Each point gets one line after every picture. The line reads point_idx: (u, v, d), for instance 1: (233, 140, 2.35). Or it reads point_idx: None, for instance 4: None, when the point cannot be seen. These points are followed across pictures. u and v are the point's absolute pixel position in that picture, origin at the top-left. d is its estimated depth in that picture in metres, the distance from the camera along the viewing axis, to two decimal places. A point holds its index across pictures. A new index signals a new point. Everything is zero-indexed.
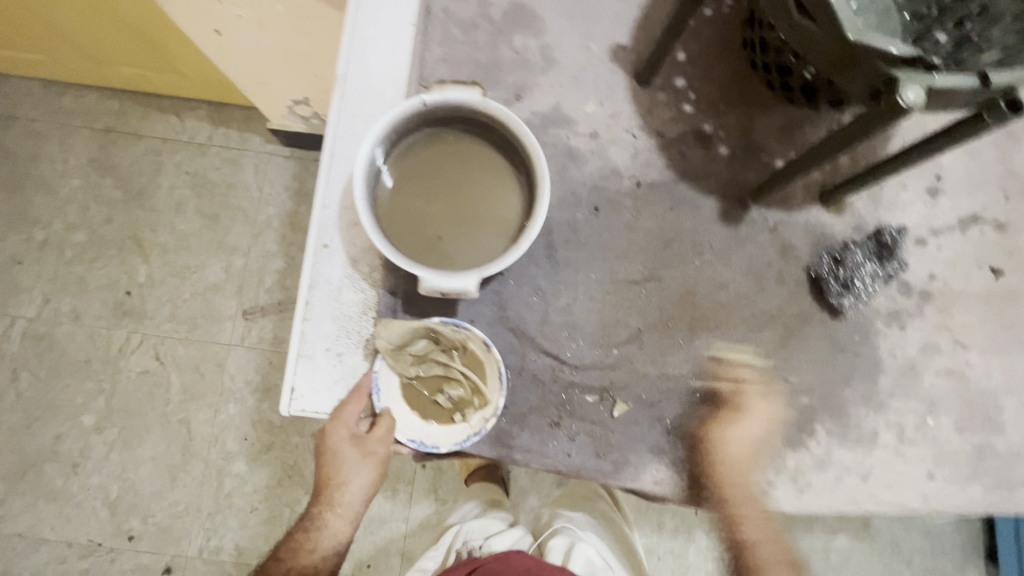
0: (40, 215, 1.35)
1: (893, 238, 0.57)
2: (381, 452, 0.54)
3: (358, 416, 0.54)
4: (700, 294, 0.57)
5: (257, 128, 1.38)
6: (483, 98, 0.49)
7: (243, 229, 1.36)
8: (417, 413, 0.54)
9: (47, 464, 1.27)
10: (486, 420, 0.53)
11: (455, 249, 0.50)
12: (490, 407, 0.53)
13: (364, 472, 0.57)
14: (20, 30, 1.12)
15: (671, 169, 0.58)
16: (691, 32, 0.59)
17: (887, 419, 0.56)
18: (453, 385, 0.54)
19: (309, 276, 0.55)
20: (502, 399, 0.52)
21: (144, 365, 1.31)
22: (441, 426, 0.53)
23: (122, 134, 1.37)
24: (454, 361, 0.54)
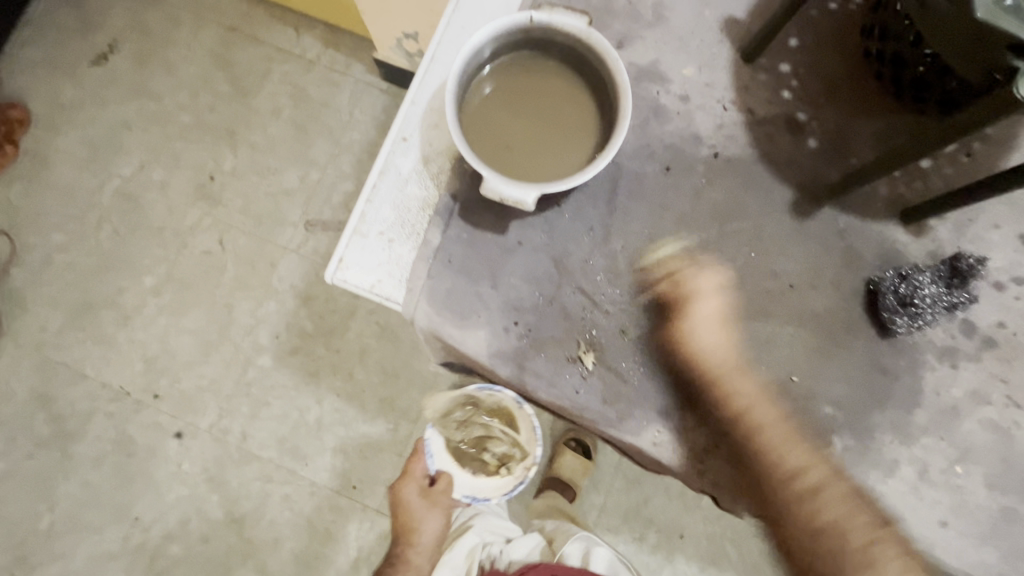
0: (157, 90, 1.47)
1: (970, 266, 0.54)
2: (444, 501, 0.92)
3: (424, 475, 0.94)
4: (748, 277, 0.56)
5: (363, 57, 1.45)
6: (587, 28, 0.51)
7: (325, 145, 1.43)
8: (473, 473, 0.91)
9: (104, 310, 1.39)
10: (526, 469, 0.89)
11: (523, 164, 0.52)
12: (528, 457, 0.89)
13: (434, 518, 0.92)
14: None
15: (753, 149, 0.57)
16: (809, 20, 0.58)
17: (911, 453, 0.53)
18: (495, 441, 0.91)
19: (383, 163, 0.58)
20: (536, 451, 0.89)
21: (207, 246, 1.41)
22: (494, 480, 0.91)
23: (244, 35, 1.47)
24: (492, 423, 0.89)
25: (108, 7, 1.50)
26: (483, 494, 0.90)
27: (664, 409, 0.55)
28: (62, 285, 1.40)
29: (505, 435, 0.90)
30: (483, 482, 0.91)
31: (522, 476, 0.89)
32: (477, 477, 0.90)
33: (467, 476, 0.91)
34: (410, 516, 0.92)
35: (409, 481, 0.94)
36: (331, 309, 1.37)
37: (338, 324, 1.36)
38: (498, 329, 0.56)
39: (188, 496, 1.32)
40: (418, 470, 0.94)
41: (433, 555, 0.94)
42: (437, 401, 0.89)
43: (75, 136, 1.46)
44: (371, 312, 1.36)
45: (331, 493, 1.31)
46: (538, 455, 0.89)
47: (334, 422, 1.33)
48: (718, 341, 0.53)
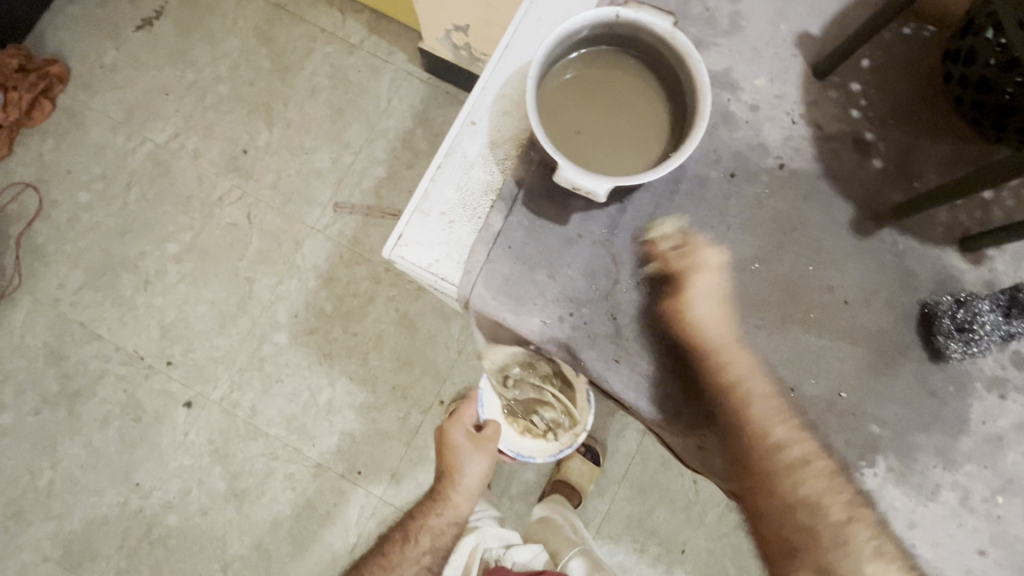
0: (198, 60, 1.48)
1: None
2: (489, 447, 0.85)
3: (470, 418, 0.87)
4: (804, 289, 0.56)
5: (406, 46, 1.46)
6: (671, 27, 0.51)
7: (360, 130, 1.43)
8: (515, 431, 0.83)
9: (125, 272, 1.39)
10: (576, 435, 0.78)
11: (595, 158, 0.53)
12: (580, 425, 0.77)
13: (479, 462, 0.86)
14: None
15: (818, 163, 0.58)
16: (883, 42, 0.58)
17: (955, 479, 0.53)
18: (546, 407, 0.77)
19: (449, 144, 0.59)
20: (589, 419, 0.76)
21: (234, 219, 1.41)
22: (536, 442, 0.82)
23: (290, 14, 1.48)
24: (548, 389, 0.75)
25: None
26: (526, 453, 0.82)
27: (710, 415, 0.55)
28: (84, 244, 1.40)
29: (559, 401, 0.76)
30: (527, 442, 0.82)
31: (570, 441, 0.79)
32: (522, 436, 0.82)
33: (512, 433, 0.83)
34: (451, 461, 0.88)
35: (452, 431, 0.87)
36: (351, 292, 1.36)
37: (358, 308, 1.36)
38: (550, 318, 0.56)
39: (192, 466, 1.31)
40: (465, 417, 0.88)
41: (472, 499, 0.90)
42: (493, 355, 0.69)
43: (112, 98, 1.47)
44: (392, 299, 1.36)
45: (335, 476, 1.30)
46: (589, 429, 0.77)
47: (345, 406, 1.32)
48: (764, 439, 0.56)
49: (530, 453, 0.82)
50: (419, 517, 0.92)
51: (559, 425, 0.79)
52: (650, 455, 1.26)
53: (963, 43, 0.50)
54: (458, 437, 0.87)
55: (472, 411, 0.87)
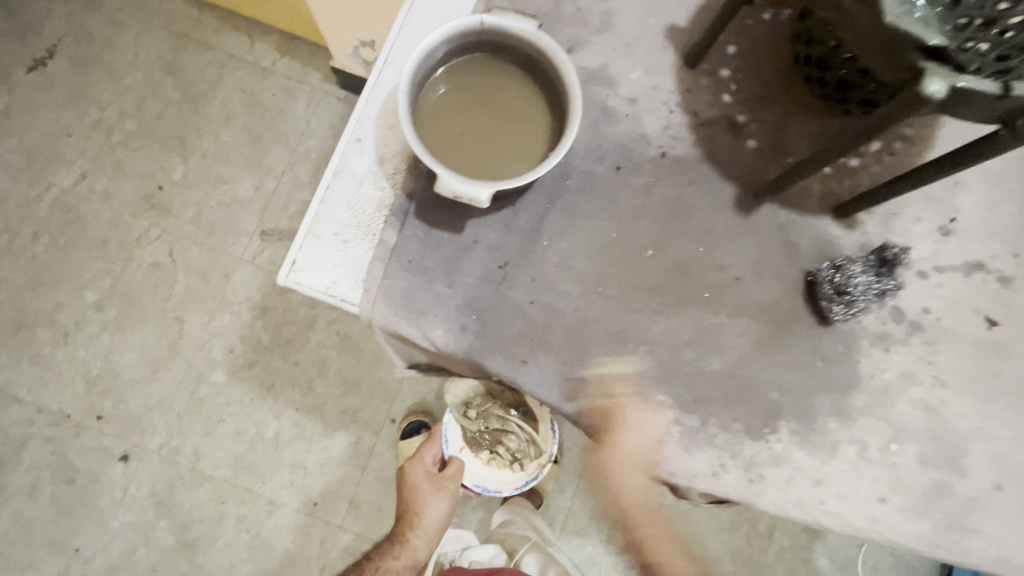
0: (100, 97, 1.41)
1: (895, 256, 0.57)
2: (451, 486, 0.91)
3: (431, 457, 0.92)
4: (696, 271, 0.58)
5: (320, 65, 1.43)
6: (536, 31, 0.52)
7: (281, 153, 1.40)
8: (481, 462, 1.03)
9: (41, 327, 1.31)
10: (540, 465, 1.01)
11: (476, 164, 0.53)
12: (544, 455, 0.99)
13: (439, 502, 0.89)
14: None
15: (697, 149, 0.60)
16: (745, 28, 0.61)
17: (852, 434, 0.56)
18: (510, 438, 0.97)
19: (336, 164, 0.58)
20: (552, 448, 0.99)
21: (156, 258, 1.35)
22: (501, 471, 1.03)
23: (195, 42, 1.43)
24: (511, 419, 0.92)
25: (44, 10, 1.43)
26: (494, 484, 1.03)
27: (621, 402, 0.56)
28: None
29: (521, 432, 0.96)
30: (495, 471, 1.04)
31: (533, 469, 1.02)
32: (489, 467, 1.03)
33: (479, 464, 1.03)
34: (412, 503, 0.88)
35: (412, 471, 0.90)
36: (289, 320, 1.33)
37: (297, 335, 1.32)
38: (454, 327, 0.56)
39: (136, 522, 1.25)
40: (425, 459, 0.91)
41: (432, 543, 0.88)
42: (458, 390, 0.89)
43: (8, 145, 1.38)
44: (332, 322, 1.33)
45: (292, 511, 1.26)
46: (548, 457, 0.99)
47: (294, 437, 1.29)
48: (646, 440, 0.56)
49: (496, 484, 1.03)
50: (374, 559, 0.87)
51: (525, 456, 1.01)
52: None
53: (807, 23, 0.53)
54: (416, 476, 0.90)
55: (433, 449, 0.92)
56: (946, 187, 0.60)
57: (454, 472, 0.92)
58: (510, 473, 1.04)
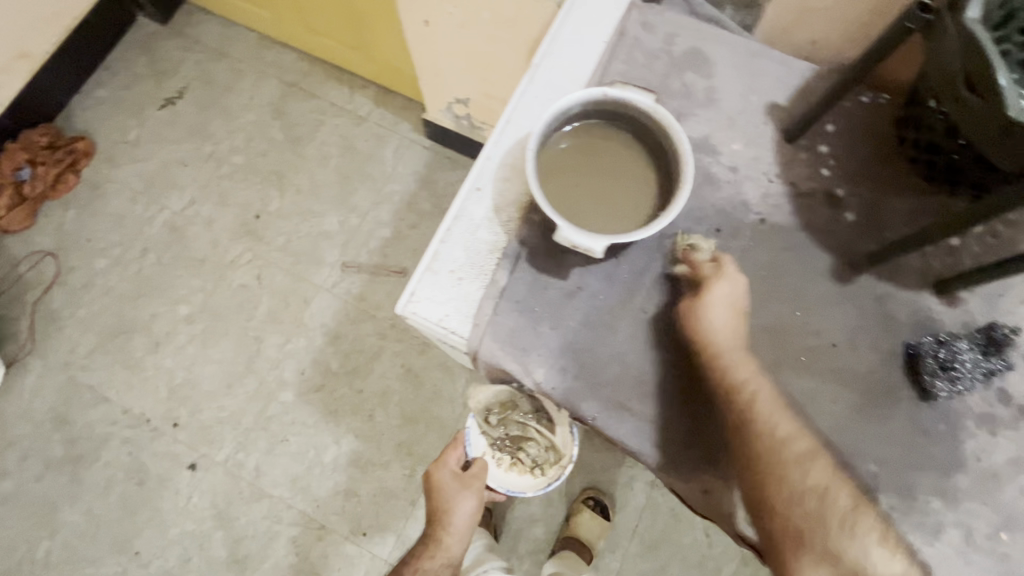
0: (215, 134, 1.58)
1: (1004, 336, 0.57)
2: (477, 484, 0.80)
3: (455, 460, 0.82)
4: (793, 334, 0.60)
5: (410, 117, 1.57)
6: (654, 104, 0.58)
7: (367, 193, 1.51)
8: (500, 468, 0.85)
9: (136, 335, 1.42)
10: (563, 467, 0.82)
11: (590, 218, 0.58)
12: (565, 458, 0.83)
13: (467, 500, 0.80)
14: None
15: (795, 217, 0.63)
16: (845, 110, 0.65)
17: (957, 517, 0.55)
18: (531, 443, 0.84)
19: (457, 209, 0.64)
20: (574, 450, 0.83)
21: (245, 280, 1.45)
22: (520, 475, 0.85)
23: (302, 91, 1.60)
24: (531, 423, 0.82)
25: (180, 58, 1.64)
26: (516, 489, 0.84)
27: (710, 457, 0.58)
28: (98, 309, 1.44)
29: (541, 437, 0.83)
30: (515, 477, 0.85)
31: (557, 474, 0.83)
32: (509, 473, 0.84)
33: (500, 471, 0.85)
34: (439, 504, 0.81)
35: (437, 473, 0.82)
36: (357, 349, 1.39)
37: (363, 364, 1.38)
38: (555, 368, 0.59)
39: (194, 532, 1.29)
40: (450, 461, 0.82)
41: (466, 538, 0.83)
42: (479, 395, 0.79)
43: (133, 171, 1.56)
44: (397, 355, 1.38)
45: (340, 539, 1.27)
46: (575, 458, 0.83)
47: (350, 464, 1.32)
48: (726, 301, 0.56)
49: (518, 487, 0.84)
50: (410, 561, 0.84)
51: (547, 462, 0.84)
52: (661, 507, 1.24)
53: (914, 109, 0.56)
54: (442, 478, 0.81)
55: (457, 453, 0.83)
56: None
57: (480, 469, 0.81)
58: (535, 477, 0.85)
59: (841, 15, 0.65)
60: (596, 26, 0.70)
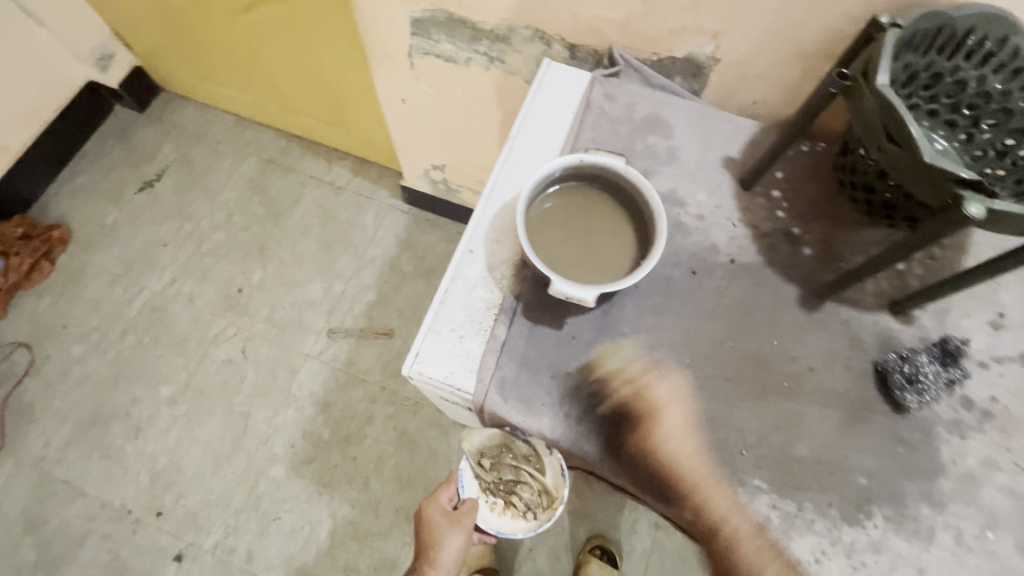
0: (195, 212, 1.61)
1: (958, 347, 0.64)
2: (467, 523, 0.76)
3: (448, 498, 0.81)
4: (774, 362, 0.65)
5: (388, 184, 1.63)
6: (624, 165, 0.64)
7: (350, 260, 1.55)
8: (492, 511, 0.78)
9: (115, 421, 1.38)
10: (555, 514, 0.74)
11: (578, 271, 0.63)
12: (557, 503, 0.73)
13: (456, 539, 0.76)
14: (245, 74, 1.46)
15: (760, 256, 0.69)
16: (790, 159, 0.74)
17: (946, 520, 0.58)
18: (523, 486, 0.75)
19: (453, 271, 0.68)
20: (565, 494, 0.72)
21: (229, 355, 1.44)
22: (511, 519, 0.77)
23: (281, 167, 1.66)
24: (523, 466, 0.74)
25: (158, 143, 1.69)
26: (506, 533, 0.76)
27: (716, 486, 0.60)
28: (75, 398, 1.40)
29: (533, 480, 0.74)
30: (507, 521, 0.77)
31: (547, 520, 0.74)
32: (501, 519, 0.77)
33: (492, 515, 0.78)
34: (428, 541, 0.78)
35: (428, 509, 0.80)
36: (348, 415, 1.38)
37: (356, 430, 1.36)
38: (559, 414, 0.62)
39: None
40: (443, 498, 0.81)
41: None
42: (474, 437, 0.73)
43: (111, 254, 1.56)
44: (389, 418, 1.37)
45: None
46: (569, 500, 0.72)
47: (348, 537, 1.27)
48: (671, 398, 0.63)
49: (509, 532, 0.76)
50: None
51: (539, 505, 0.75)
52: (667, 548, 1.24)
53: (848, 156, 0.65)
54: (433, 515, 0.79)
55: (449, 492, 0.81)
56: (988, 286, 0.68)
57: (468, 509, 0.77)
58: (527, 521, 0.75)
59: (775, 79, 0.75)
60: (564, 100, 0.79)
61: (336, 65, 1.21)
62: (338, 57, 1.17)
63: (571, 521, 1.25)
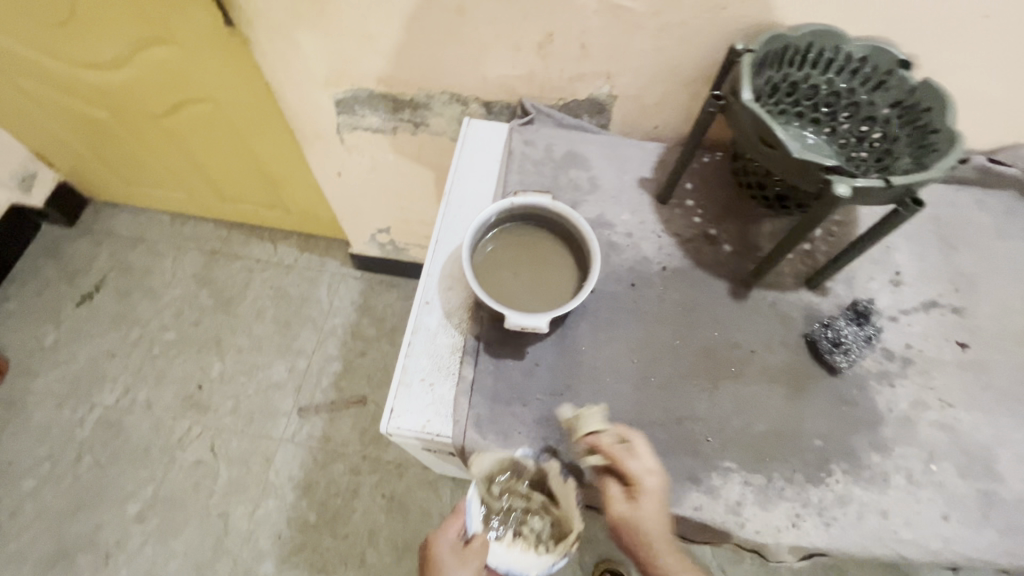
0: (141, 317, 1.57)
1: (867, 307, 0.72)
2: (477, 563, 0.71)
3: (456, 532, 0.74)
4: (720, 351, 0.71)
5: (337, 254, 1.66)
6: (552, 201, 0.71)
7: (310, 334, 1.55)
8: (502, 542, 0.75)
9: (80, 553, 1.28)
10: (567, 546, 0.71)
11: (529, 303, 0.68)
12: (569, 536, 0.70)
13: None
14: (176, 172, 1.47)
15: (688, 259, 0.77)
16: (694, 171, 0.83)
17: (896, 462, 0.65)
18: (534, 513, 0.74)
19: (413, 324, 0.72)
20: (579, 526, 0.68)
21: (198, 456, 1.39)
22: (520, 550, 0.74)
23: (225, 255, 1.66)
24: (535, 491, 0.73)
25: (93, 254, 1.66)
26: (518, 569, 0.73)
27: (694, 477, 0.63)
28: (31, 537, 1.30)
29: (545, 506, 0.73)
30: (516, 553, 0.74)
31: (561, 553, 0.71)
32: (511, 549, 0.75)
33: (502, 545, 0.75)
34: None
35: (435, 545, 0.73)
36: (333, 492, 1.34)
37: (343, 506, 1.33)
38: (537, 439, 0.65)
39: None
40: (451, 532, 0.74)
41: None
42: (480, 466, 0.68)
43: (54, 376, 1.49)
44: (376, 485, 1.35)
45: None
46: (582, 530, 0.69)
47: None
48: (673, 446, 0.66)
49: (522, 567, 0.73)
50: None
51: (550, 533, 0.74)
52: None
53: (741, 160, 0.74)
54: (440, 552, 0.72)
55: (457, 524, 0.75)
56: (882, 251, 0.78)
57: (480, 546, 0.72)
58: (538, 556, 0.73)
59: (668, 105, 0.85)
60: (489, 152, 0.86)
61: (267, 153, 1.25)
62: (268, 144, 1.21)
63: (576, 550, 1.25)
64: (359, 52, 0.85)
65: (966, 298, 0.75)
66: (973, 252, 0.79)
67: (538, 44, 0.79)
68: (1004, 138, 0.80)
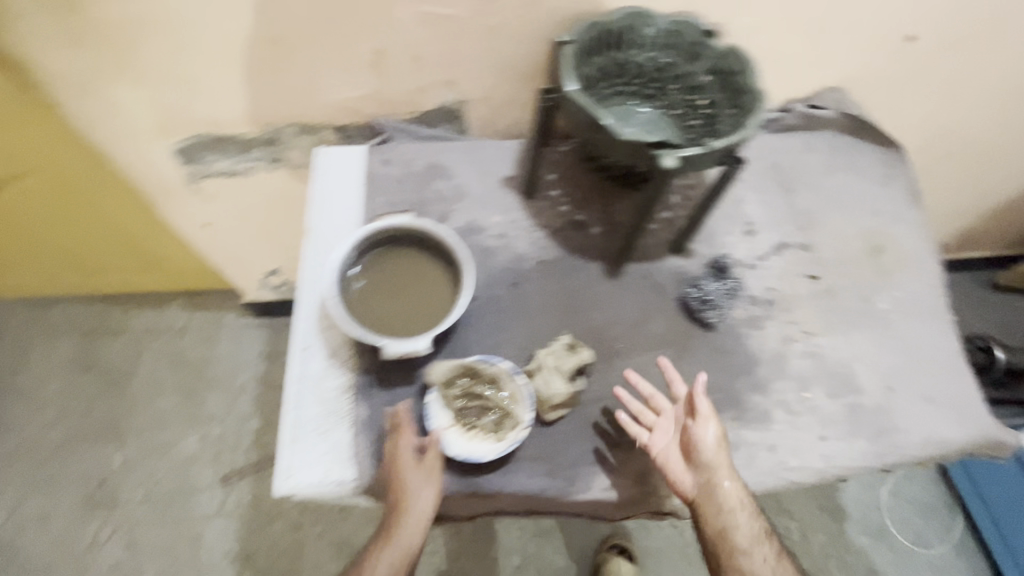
0: (17, 422, 1.40)
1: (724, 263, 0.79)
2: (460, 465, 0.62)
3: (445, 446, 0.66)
4: (606, 330, 0.73)
5: (232, 305, 1.55)
6: (412, 220, 0.70)
7: (219, 397, 1.44)
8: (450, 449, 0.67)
9: None
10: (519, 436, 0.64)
11: (407, 327, 0.67)
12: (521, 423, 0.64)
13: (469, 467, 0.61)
14: (21, 255, 1.32)
15: (562, 248, 0.79)
16: (554, 162, 0.84)
17: (774, 399, 0.70)
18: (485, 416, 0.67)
19: (295, 374, 0.68)
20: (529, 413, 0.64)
21: (115, 558, 1.26)
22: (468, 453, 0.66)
23: (105, 333, 1.51)
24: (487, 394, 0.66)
25: None
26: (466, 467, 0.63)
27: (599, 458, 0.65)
28: None
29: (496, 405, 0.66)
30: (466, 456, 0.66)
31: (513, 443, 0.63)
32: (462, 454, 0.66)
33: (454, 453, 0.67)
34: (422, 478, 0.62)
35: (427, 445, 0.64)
36: (276, 555, 1.27)
37: (291, 566, 1.26)
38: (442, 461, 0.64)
39: None
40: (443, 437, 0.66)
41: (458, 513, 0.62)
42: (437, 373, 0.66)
43: None
44: (321, 536, 1.29)
45: None
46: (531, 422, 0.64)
47: None
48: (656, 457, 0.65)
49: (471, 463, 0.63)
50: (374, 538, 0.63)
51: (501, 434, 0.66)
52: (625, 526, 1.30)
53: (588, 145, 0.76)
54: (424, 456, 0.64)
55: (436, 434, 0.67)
56: (734, 205, 0.84)
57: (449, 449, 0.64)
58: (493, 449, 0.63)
59: (517, 101, 0.87)
60: (347, 178, 0.83)
61: (121, 219, 1.14)
62: (119, 210, 1.10)
63: (534, 545, 1.26)
64: (186, 96, 0.80)
65: (810, 234, 0.83)
66: (809, 191, 0.87)
67: (372, 61, 0.77)
68: (814, 83, 0.89)
